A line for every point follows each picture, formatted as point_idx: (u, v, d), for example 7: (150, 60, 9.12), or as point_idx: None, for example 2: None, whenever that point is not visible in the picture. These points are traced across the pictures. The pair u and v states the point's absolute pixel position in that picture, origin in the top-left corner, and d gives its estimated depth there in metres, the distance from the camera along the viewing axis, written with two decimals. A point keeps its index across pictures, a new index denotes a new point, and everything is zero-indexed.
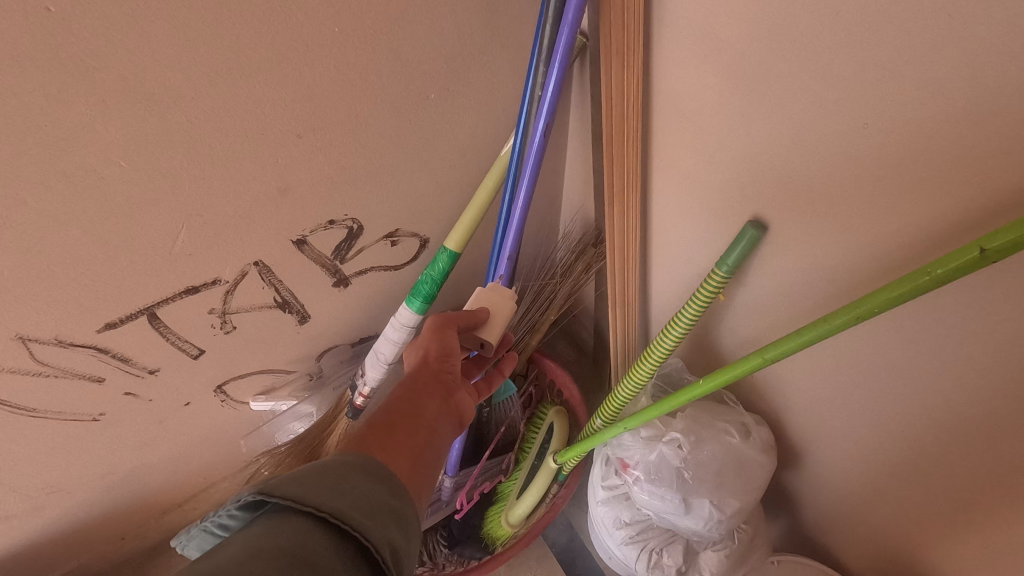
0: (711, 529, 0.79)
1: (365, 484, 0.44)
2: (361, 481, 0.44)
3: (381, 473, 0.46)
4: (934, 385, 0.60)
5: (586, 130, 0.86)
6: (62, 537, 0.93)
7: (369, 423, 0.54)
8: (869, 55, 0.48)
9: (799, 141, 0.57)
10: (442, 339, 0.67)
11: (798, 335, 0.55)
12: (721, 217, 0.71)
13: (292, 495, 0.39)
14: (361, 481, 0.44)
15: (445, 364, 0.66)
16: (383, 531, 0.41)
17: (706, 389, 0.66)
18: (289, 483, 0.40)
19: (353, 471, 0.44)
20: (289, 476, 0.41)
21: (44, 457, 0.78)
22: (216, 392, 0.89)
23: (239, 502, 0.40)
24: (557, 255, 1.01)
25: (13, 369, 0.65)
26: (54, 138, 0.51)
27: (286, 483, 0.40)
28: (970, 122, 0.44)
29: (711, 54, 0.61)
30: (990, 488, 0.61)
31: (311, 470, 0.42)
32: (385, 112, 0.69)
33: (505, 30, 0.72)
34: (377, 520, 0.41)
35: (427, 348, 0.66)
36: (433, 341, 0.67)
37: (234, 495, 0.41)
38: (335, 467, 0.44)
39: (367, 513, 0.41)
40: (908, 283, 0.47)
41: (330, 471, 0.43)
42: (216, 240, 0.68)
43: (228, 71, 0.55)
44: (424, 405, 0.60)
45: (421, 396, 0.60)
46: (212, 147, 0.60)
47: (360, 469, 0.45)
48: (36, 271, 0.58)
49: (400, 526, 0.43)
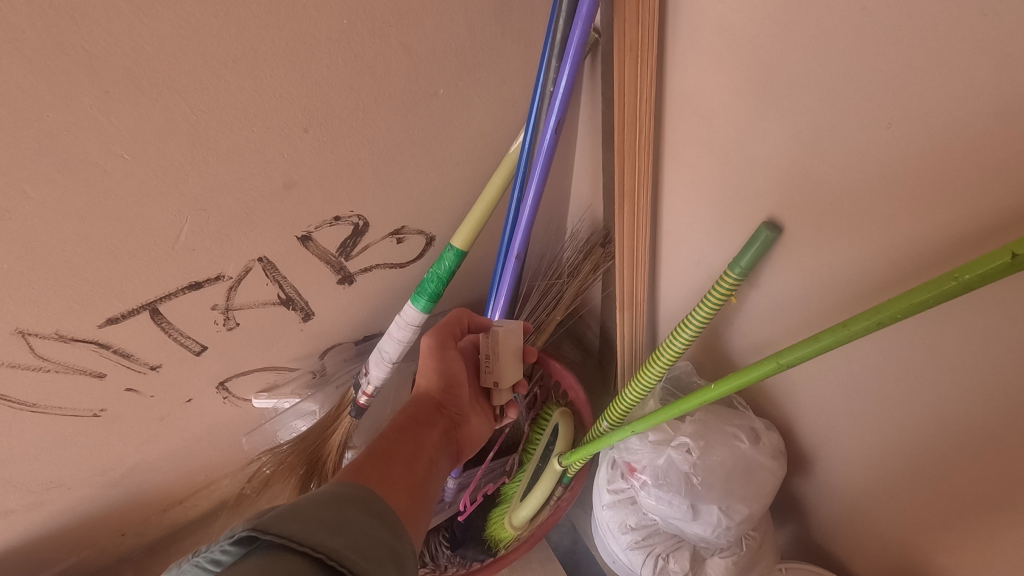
0: (719, 536, 0.77)
1: (362, 522, 0.43)
2: (357, 519, 0.43)
3: (377, 511, 0.46)
4: (954, 394, 0.58)
5: (596, 127, 0.84)
6: (61, 532, 0.92)
7: (372, 454, 0.57)
8: (896, 52, 0.46)
9: (819, 140, 0.55)
10: (445, 367, 0.74)
11: (816, 339, 0.54)
12: (736, 218, 0.70)
13: (290, 531, 0.38)
14: (358, 518, 0.44)
15: (446, 394, 0.73)
16: (381, 571, 0.41)
17: (718, 394, 0.64)
18: (284, 518, 0.39)
19: (348, 507, 0.44)
20: (284, 510, 0.40)
21: (44, 452, 0.77)
22: (218, 388, 0.88)
23: (232, 539, 0.39)
24: (564, 255, 1.00)
25: (13, 364, 0.64)
26: (56, 129, 0.50)
27: (283, 518, 0.39)
28: (1002, 123, 0.43)
29: (728, 49, 0.60)
30: (1010, 503, 0.59)
31: (307, 506, 0.42)
32: (394, 107, 0.68)
33: (517, 25, 0.71)
34: (373, 561, 0.41)
35: (431, 376, 0.74)
36: (436, 369, 0.74)
37: (228, 530, 0.39)
38: (330, 504, 0.44)
39: (363, 553, 0.41)
40: (934, 288, 0.45)
41: (326, 509, 0.43)
42: (220, 236, 0.67)
43: (235, 63, 0.54)
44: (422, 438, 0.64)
45: (419, 428, 0.65)
46: (218, 141, 0.59)
47: (356, 506, 0.45)
48: (37, 264, 0.57)
49: (398, 567, 0.43)
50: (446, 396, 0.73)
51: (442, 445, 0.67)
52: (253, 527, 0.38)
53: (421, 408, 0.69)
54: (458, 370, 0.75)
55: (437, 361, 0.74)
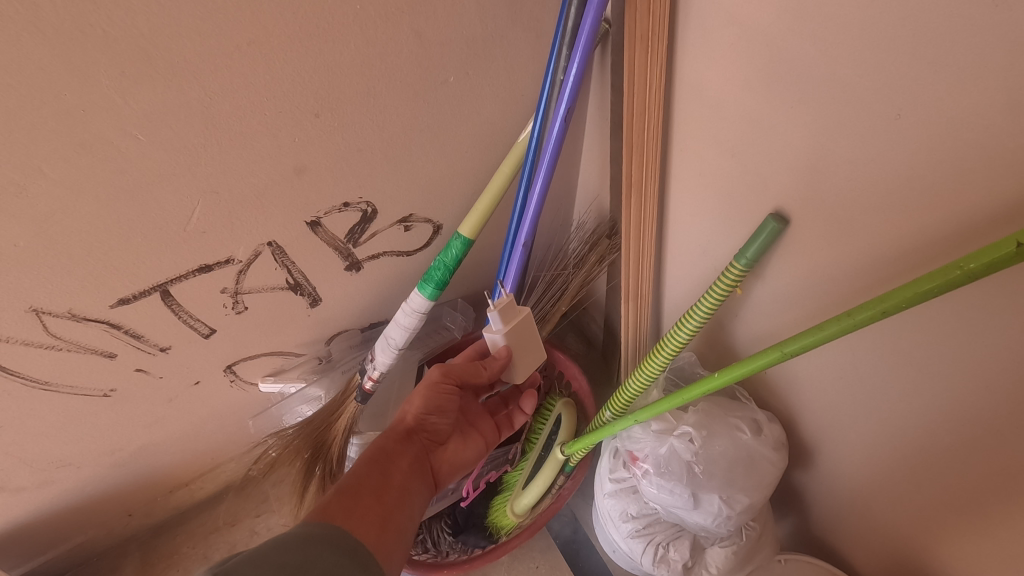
0: (719, 525, 0.78)
1: (327, 560, 0.46)
2: (322, 557, 0.46)
3: (344, 547, 0.49)
4: (956, 387, 0.58)
5: (605, 118, 0.85)
6: (68, 511, 0.93)
7: (338, 490, 0.58)
8: (907, 41, 0.46)
9: (827, 130, 0.55)
10: (432, 397, 0.73)
11: (821, 328, 0.54)
12: (743, 210, 0.70)
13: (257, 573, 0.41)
14: (323, 556, 0.47)
15: (424, 419, 0.73)
16: None
17: (721, 383, 0.65)
18: (248, 565, 0.41)
19: (311, 546, 0.47)
20: (248, 555, 0.42)
21: (54, 430, 0.78)
22: (226, 371, 0.89)
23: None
24: (569, 246, 1.01)
25: (26, 341, 0.65)
26: (73, 108, 0.50)
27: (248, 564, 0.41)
28: (1010, 113, 0.43)
29: (739, 41, 0.60)
30: (1009, 495, 0.60)
31: (272, 549, 0.44)
32: (404, 93, 0.68)
33: (527, 14, 0.71)
34: None
35: (414, 404, 0.73)
36: (421, 397, 0.73)
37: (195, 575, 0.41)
38: (295, 544, 0.46)
39: None
40: (939, 278, 0.46)
41: (292, 549, 0.45)
42: (230, 219, 0.67)
43: (249, 46, 0.55)
44: (394, 470, 0.66)
45: (391, 461, 0.66)
46: (230, 123, 0.59)
47: (318, 544, 0.48)
48: (53, 242, 0.58)
49: None
50: (424, 422, 0.73)
51: (416, 472, 0.68)
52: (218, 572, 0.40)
53: (392, 437, 0.69)
54: (443, 401, 0.74)
55: (427, 391, 0.74)
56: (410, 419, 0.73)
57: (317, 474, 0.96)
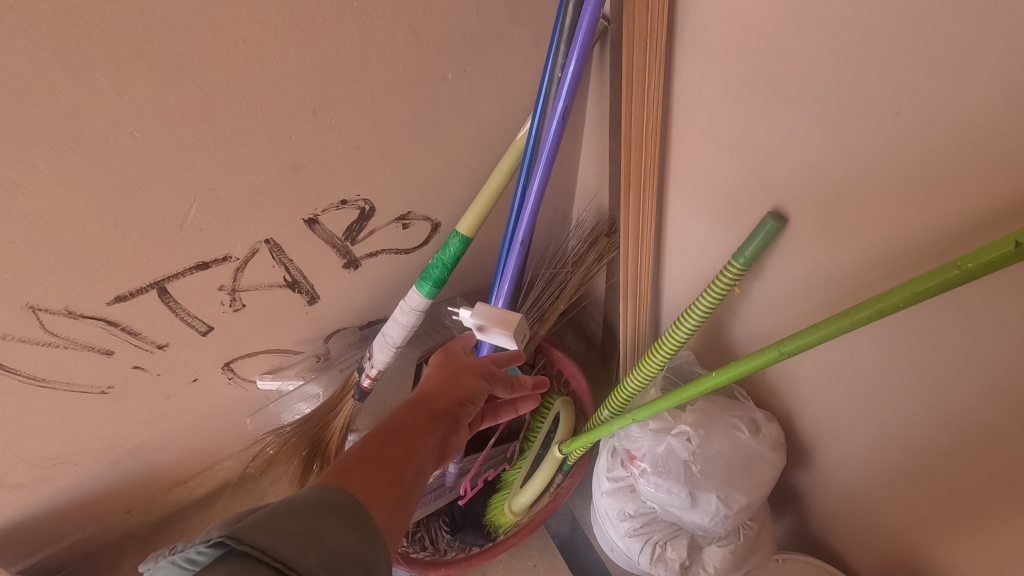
0: (717, 524, 0.78)
1: (344, 532, 0.40)
2: (340, 532, 0.40)
3: (364, 520, 0.43)
4: (955, 387, 0.58)
5: (604, 115, 0.84)
6: (67, 508, 0.93)
7: (359, 454, 0.50)
8: (907, 39, 0.46)
9: (826, 128, 0.55)
10: (465, 382, 0.67)
11: (817, 327, 0.54)
12: (743, 208, 0.70)
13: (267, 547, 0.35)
14: (340, 527, 0.41)
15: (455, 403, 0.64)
16: None
17: (718, 382, 0.65)
18: (258, 528, 0.36)
19: (332, 513, 0.41)
20: (264, 514, 0.38)
21: (51, 427, 0.78)
22: (223, 369, 0.89)
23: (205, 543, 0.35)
24: (568, 245, 1.01)
25: (23, 338, 0.65)
26: (68, 104, 0.50)
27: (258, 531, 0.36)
28: (1010, 111, 0.43)
29: (738, 38, 0.59)
30: (1008, 497, 0.59)
31: (288, 511, 0.39)
32: (402, 90, 0.68)
33: (526, 12, 0.71)
34: None
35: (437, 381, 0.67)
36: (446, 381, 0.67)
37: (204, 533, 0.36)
38: (315, 509, 0.41)
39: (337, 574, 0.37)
40: (937, 277, 0.45)
41: (308, 515, 0.39)
42: (227, 216, 0.67)
43: (246, 42, 0.54)
44: (415, 447, 0.55)
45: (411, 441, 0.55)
46: (226, 120, 0.59)
47: (339, 513, 0.42)
48: (50, 240, 0.58)
49: None
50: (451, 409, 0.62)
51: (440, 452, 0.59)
52: (228, 535, 0.35)
53: (414, 415, 0.59)
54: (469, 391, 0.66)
55: (447, 379, 0.67)
56: (445, 399, 0.63)
57: (314, 472, 0.95)
